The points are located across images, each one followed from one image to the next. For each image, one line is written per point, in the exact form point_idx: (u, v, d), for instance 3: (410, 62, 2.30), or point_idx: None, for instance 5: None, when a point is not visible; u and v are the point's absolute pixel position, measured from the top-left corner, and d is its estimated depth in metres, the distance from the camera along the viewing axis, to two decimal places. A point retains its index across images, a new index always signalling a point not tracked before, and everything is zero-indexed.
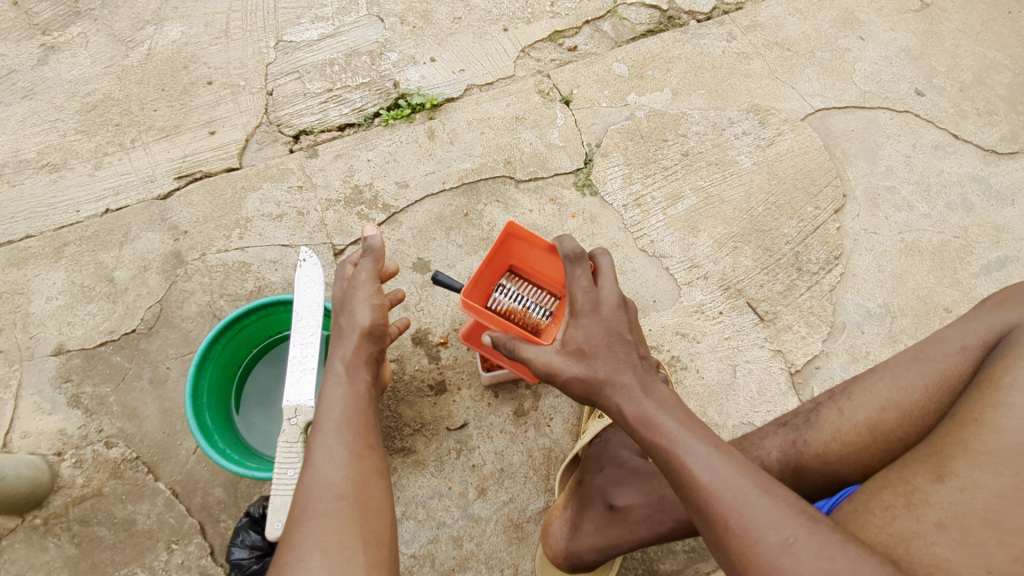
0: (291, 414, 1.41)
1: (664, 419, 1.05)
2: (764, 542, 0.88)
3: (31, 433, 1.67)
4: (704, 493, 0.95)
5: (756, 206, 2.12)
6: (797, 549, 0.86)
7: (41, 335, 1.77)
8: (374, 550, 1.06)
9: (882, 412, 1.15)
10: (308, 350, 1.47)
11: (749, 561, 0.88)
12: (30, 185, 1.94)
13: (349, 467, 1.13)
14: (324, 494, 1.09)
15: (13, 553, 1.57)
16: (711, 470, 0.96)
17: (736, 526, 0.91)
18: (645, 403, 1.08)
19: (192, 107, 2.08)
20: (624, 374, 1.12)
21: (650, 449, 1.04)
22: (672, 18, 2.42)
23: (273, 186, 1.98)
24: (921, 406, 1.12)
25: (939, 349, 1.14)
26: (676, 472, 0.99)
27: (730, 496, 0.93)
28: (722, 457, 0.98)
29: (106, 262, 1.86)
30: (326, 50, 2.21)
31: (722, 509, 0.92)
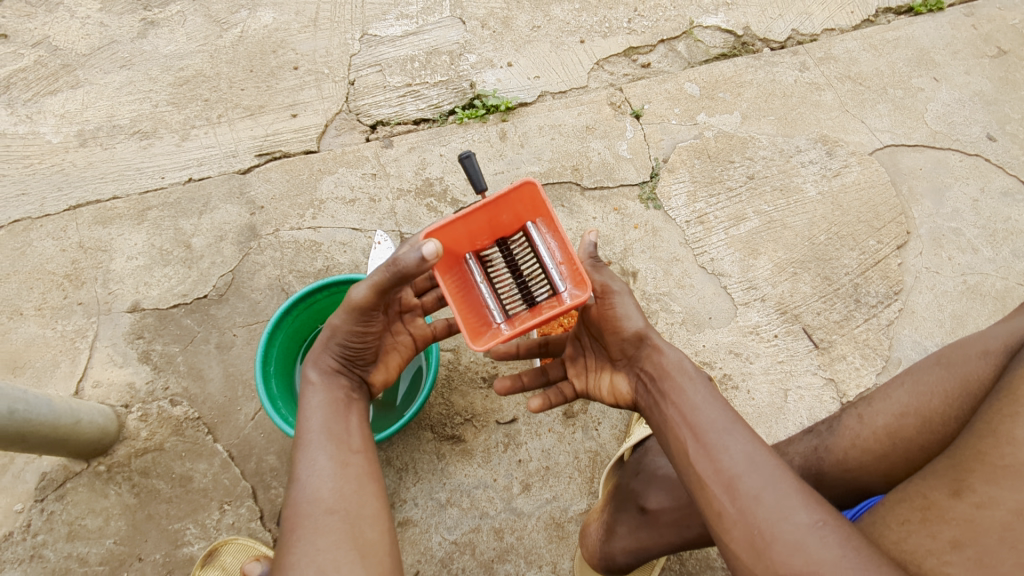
0: None
1: (707, 400, 1.12)
2: (789, 522, 0.93)
3: (102, 383, 1.74)
4: (737, 465, 1.01)
5: (818, 234, 2.13)
6: (823, 532, 0.91)
7: (118, 292, 1.85)
8: (373, 560, 1.08)
9: (901, 419, 1.17)
10: None
11: (772, 539, 0.92)
12: (121, 149, 2.03)
13: (337, 479, 1.14)
14: (313, 509, 1.10)
15: (75, 495, 1.63)
16: (748, 449, 1.02)
17: (768, 502, 0.95)
18: (692, 377, 1.16)
19: (277, 90, 2.16)
20: (670, 351, 1.21)
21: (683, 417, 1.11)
22: (747, 44, 2.45)
23: (349, 171, 2.05)
24: (943, 413, 1.12)
25: (961, 355, 1.15)
26: (709, 442, 1.05)
27: (764, 472, 0.99)
28: (758, 442, 1.04)
29: (184, 229, 1.93)
30: (408, 46, 2.28)
31: (754, 484, 0.98)
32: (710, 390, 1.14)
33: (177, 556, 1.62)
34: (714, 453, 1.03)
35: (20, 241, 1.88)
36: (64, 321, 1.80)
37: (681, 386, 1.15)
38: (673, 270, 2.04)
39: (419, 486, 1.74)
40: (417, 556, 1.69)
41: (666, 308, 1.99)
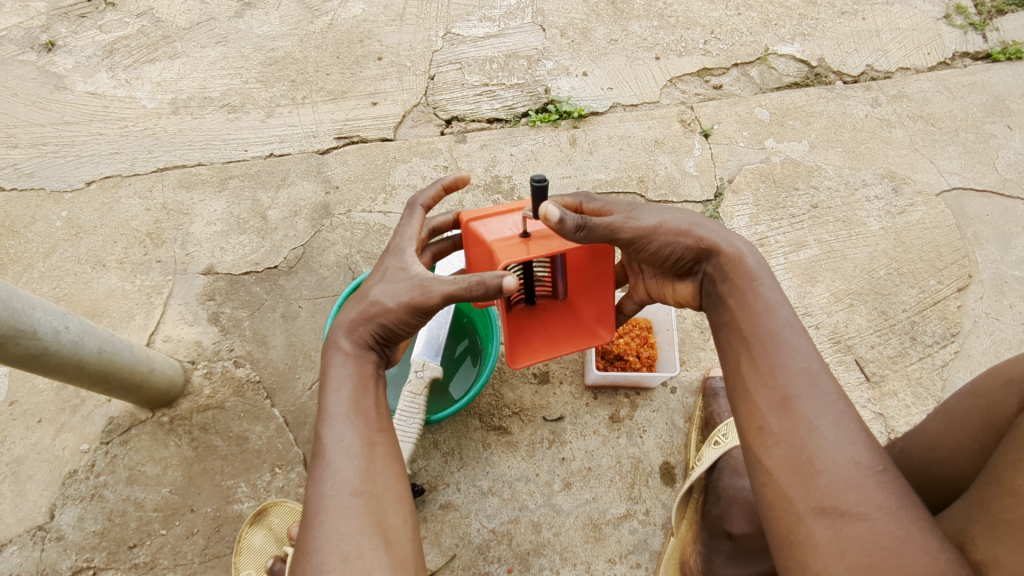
0: (419, 367, 1.59)
1: (777, 302, 1.06)
2: (843, 456, 0.89)
3: (172, 338, 1.81)
4: (796, 383, 0.96)
5: (878, 268, 2.12)
6: (880, 478, 0.87)
7: (195, 254, 1.92)
8: (398, 548, 0.97)
9: (932, 451, 1.16)
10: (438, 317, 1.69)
11: (821, 470, 0.88)
12: (210, 120, 2.12)
13: (363, 459, 1.02)
14: (338, 492, 0.98)
15: (138, 442, 1.69)
16: (811, 366, 0.97)
17: (825, 430, 0.91)
18: (763, 275, 1.09)
19: (361, 77, 2.24)
20: (732, 246, 1.14)
21: (745, 317, 1.06)
22: (820, 75, 2.47)
23: (422, 162, 2.11)
24: (970, 449, 1.09)
25: (990, 382, 1.07)
26: (771, 351, 1.00)
27: (825, 397, 0.94)
28: (822, 361, 0.99)
29: (262, 201, 2.01)
30: (488, 48, 2.35)
31: (811, 408, 0.93)
32: (780, 293, 1.07)
33: (226, 512, 1.64)
34: (773, 366, 0.98)
35: (109, 196, 1.98)
36: (143, 276, 1.88)
37: (750, 285, 1.08)
38: None
39: (463, 471, 1.76)
40: (455, 540, 1.68)
41: None
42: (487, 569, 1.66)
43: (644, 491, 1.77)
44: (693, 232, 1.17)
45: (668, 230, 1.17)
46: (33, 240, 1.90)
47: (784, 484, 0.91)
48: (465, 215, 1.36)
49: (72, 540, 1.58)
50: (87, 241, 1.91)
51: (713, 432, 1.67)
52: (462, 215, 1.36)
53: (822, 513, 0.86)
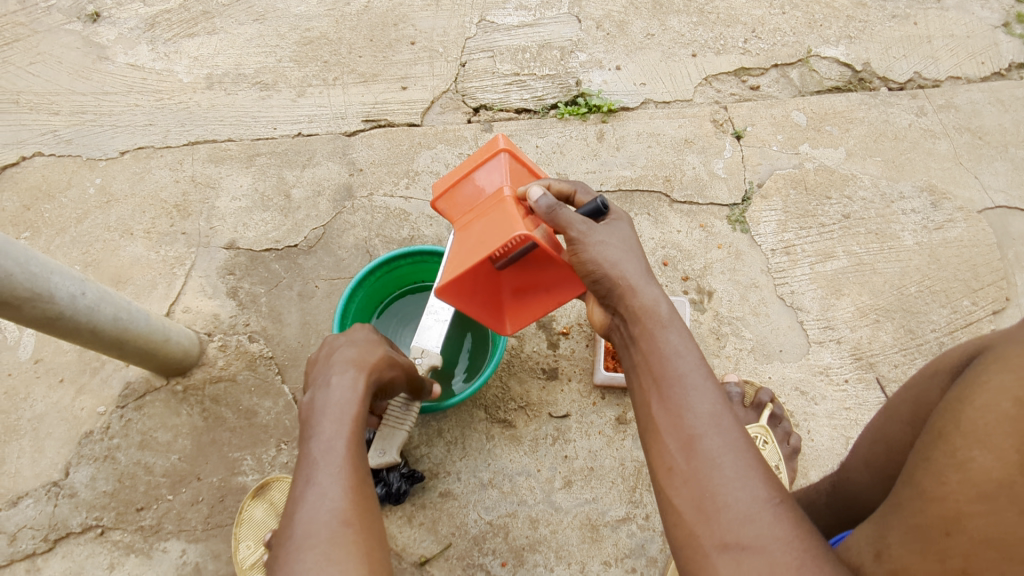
0: (417, 354, 1.53)
1: (684, 346, 0.99)
2: (741, 493, 0.83)
3: (191, 309, 1.85)
4: (700, 423, 0.89)
5: (909, 285, 2.04)
6: (776, 509, 0.82)
7: (219, 228, 1.96)
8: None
9: (874, 446, 1.23)
10: (444, 301, 1.59)
11: (717, 508, 0.83)
12: (242, 97, 2.15)
13: (357, 490, 0.94)
14: (331, 518, 0.89)
15: (151, 408, 1.73)
16: (715, 408, 0.90)
17: (726, 468, 0.85)
18: (673, 322, 1.03)
19: (392, 61, 2.25)
20: (649, 292, 1.08)
21: (651, 357, 0.99)
22: (864, 80, 2.38)
23: (446, 149, 2.11)
24: (902, 440, 1.14)
25: (921, 378, 1.11)
26: (673, 394, 0.93)
27: (726, 437, 0.88)
28: (726, 403, 0.91)
29: (287, 179, 2.03)
30: (522, 37, 2.34)
31: (714, 447, 0.87)
32: (687, 336, 1.00)
33: (232, 483, 1.68)
34: (678, 408, 0.91)
35: (141, 166, 2.03)
36: (167, 247, 1.93)
37: (657, 330, 1.01)
38: (750, 296, 1.99)
39: (464, 461, 1.76)
40: (451, 529, 1.69)
41: (737, 333, 1.95)
42: (481, 561, 1.67)
43: (644, 495, 1.75)
44: (618, 269, 1.12)
45: (598, 258, 1.14)
46: (66, 205, 1.96)
47: (690, 525, 0.85)
48: (502, 141, 1.37)
49: (84, 498, 1.64)
50: (117, 209, 1.96)
51: None
52: (500, 139, 1.36)
53: (725, 548, 0.81)
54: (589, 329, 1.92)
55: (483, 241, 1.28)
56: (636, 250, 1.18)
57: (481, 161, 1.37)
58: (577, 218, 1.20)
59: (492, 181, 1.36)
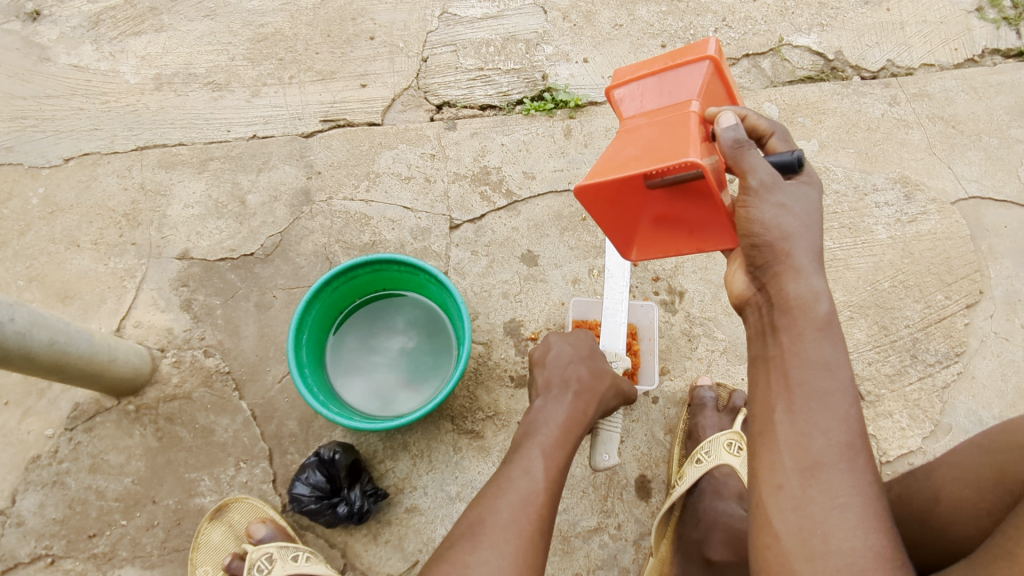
0: (614, 358, 1.59)
1: (836, 359, 0.92)
2: (855, 536, 0.82)
3: (142, 324, 1.77)
4: (830, 450, 0.87)
5: (882, 280, 2.01)
6: (887, 564, 0.80)
7: (171, 238, 1.88)
8: None
9: (934, 505, 1.11)
10: (620, 305, 1.66)
11: (831, 547, 0.82)
12: (193, 98, 2.06)
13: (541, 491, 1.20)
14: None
15: (102, 429, 1.66)
16: (852, 439, 0.88)
17: (845, 508, 0.84)
18: (832, 330, 0.94)
19: (351, 58, 2.16)
20: (810, 284, 0.97)
21: (791, 362, 0.94)
22: (836, 69, 2.34)
23: (409, 149, 2.04)
24: (977, 507, 1.05)
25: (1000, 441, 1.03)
26: (809, 409, 0.90)
27: (856, 473, 0.85)
28: (863, 434, 0.88)
29: (242, 184, 1.95)
30: (486, 30, 2.26)
31: (837, 481, 0.85)
32: (841, 347, 0.93)
33: (188, 505, 1.62)
34: (809, 426, 0.89)
35: (87, 174, 1.93)
36: (116, 259, 1.84)
37: (809, 334, 0.94)
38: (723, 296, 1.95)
39: (432, 475, 1.71)
40: (419, 545, 1.65)
41: (709, 334, 1.90)
42: None
43: (616, 504, 1.71)
44: (787, 246, 1.00)
45: (768, 223, 1.00)
46: (8, 217, 1.86)
47: (788, 555, 0.85)
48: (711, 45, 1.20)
49: (33, 526, 1.57)
50: (62, 220, 1.87)
51: (695, 449, 1.68)
52: (711, 44, 1.19)
53: None
54: None
55: (652, 148, 1.13)
56: (816, 224, 1.03)
57: (682, 61, 1.21)
58: (763, 165, 1.04)
59: (685, 87, 1.20)
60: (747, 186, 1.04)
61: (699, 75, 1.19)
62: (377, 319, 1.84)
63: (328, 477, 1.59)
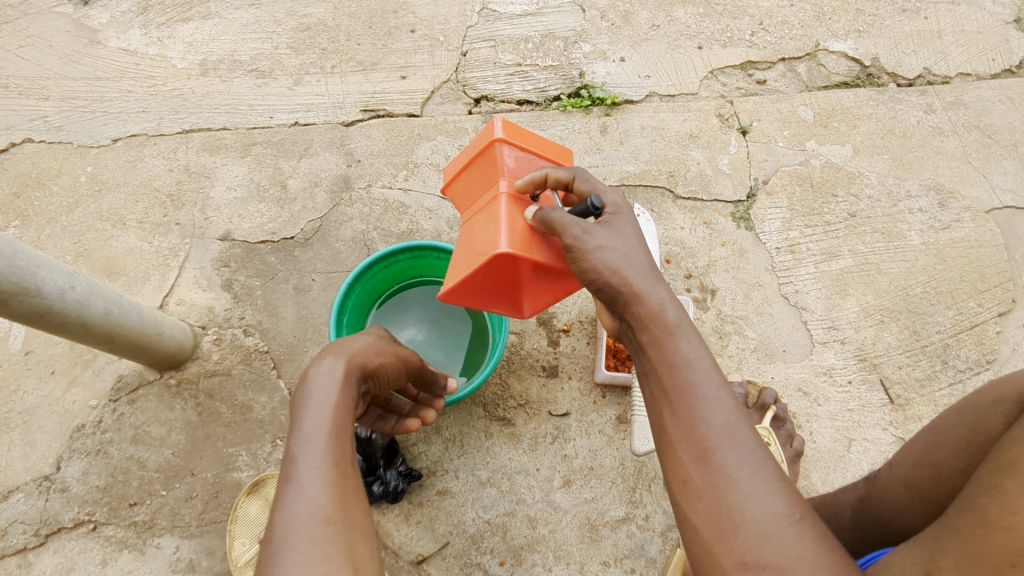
0: None
1: (695, 353, 0.97)
2: (763, 509, 0.84)
3: (185, 302, 1.81)
4: (714, 435, 0.89)
5: (914, 286, 2.01)
6: (798, 527, 0.82)
7: (214, 219, 1.92)
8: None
9: (917, 469, 1.25)
10: None
11: (740, 524, 0.83)
12: (238, 84, 2.11)
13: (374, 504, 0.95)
14: (308, 518, 0.85)
15: (144, 402, 1.71)
16: (728, 419, 0.90)
17: (742, 484, 0.85)
18: (687, 329, 0.99)
19: (392, 50, 2.20)
20: (655, 293, 1.03)
21: (661, 366, 0.97)
22: (872, 75, 2.35)
23: (447, 141, 2.08)
24: (953, 466, 1.16)
25: (976, 403, 1.15)
26: (688, 404, 0.92)
27: (743, 451, 0.87)
28: (740, 411, 0.91)
29: (283, 169, 1.99)
30: (525, 26, 2.29)
31: (730, 459, 0.87)
32: (697, 338, 0.99)
33: (226, 479, 1.66)
34: (691, 418, 0.91)
35: (134, 154, 1.98)
36: (161, 237, 1.89)
37: (666, 337, 0.98)
38: (754, 295, 1.97)
39: (463, 460, 1.74)
40: (449, 527, 1.67)
41: (740, 332, 1.92)
42: (479, 560, 1.65)
43: (644, 495, 1.73)
44: (621, 275, 1.06)
45: (599, 265, 1.08)
46: (57, 193, 1.91)
47: (708, 541, 0.85)
48: (498, 126, 1.25)
49: (76, 493, 1.62)
50: (109, 198, 1.92)
51: None
52: (496, 127, 1.25)
53: (745, 566, 0.81)
54: (590, 326, 1.89)
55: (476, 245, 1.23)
56: (638, 246, 1.11)
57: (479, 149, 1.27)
58: (571, 221, 1.12)
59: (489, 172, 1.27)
60: (570, 246, 1.11)
61: (495, 157, 1.25)
62: (399, 309, 1.87)
63: (364, 455, 1.62)
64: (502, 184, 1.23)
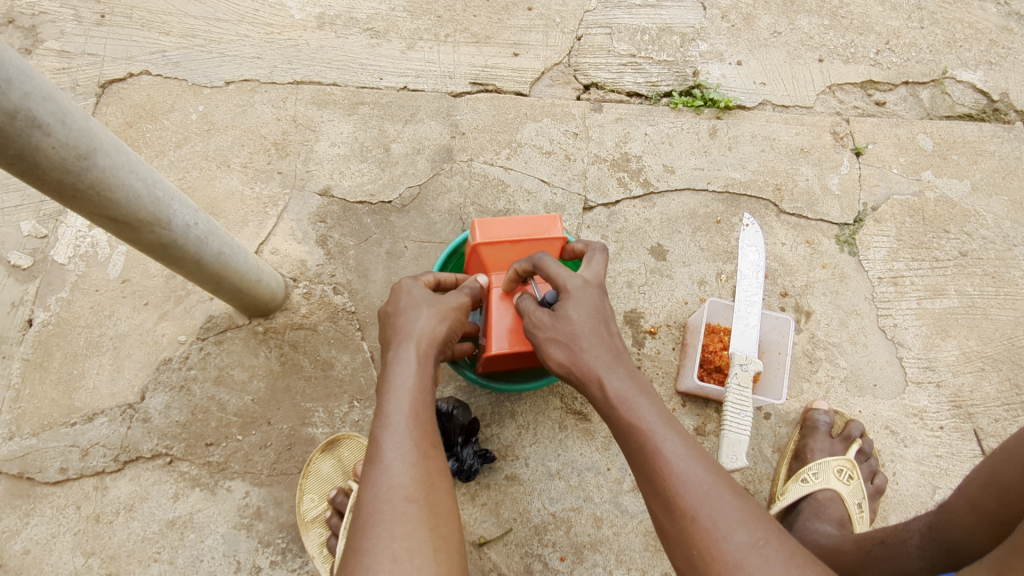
0: (742, 360, 1.54)
1: (641, 412, 1.12)
2: (731, 542, 0.94)
3: (279, 252, 1.82)
4: (673, 483, 1.01)
5: (1021, 337, 1.91)
6: (763, 551, 0.92)
7: (315, 173, 1.92)
8: (445, 559, 0.97)
9: (983, 490, 1.24)
10: (752, 308, 1.63)
11: (712, 561, 0.94)
12: (352, 42, 2.10)
13: (417, 467, 1.05)
14: (392, 496, 1.01)
15: (231, 345, 1.72)
16: (685, 466, 1.03)
17: (704, 522, 0.96)
18: (636, 397, 1.14)
19: (507, 25, 2.16)
20: (597, 364, 1.20)
21: (627, 428, 1.12)
22: (999, 111, 2.23)
23: (552, 124, 2.04)
24: (1021, 486, 1.16)
25: None
26: (651, 461, 1.05)
27: (699, 491, 0.99)
28: (694, 457, 1.04)
29: (388, 132, 1.98)
30: (643, 17, 2.24)
31: (692, 501, 0.99)
32: (646, 396, 1.14)
33: (301, 433, 1.66)
34: (652, 472, 1.04)
35: (245, 99, 1.99)
36: (262, 184, 1.89)
37: (616, 407, 1.14)
38: (850, 323, 1.89)
39: (535, 448, 1.71)
40: (514, 514, 1.65)
41: (831, 360, 1.85)
42: (540, 551, 1.62)
43: None
44: (575, 356, 1.22)
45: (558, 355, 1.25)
46: (167, 127, 1.93)
47: None
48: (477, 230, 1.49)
49: (157, 424, 1.64)
50: (216, 138, 1.93)
51: (801, 469, 1.66)
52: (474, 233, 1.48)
53: None
54: (677, 332, 1.83)
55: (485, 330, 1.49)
56: (586, 314, 1.25)
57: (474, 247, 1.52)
58: (533, 313, 1.31)
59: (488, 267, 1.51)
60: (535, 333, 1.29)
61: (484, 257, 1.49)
62: None
63: (442, 431, 1.63)
64: (493, 289, 1.48)
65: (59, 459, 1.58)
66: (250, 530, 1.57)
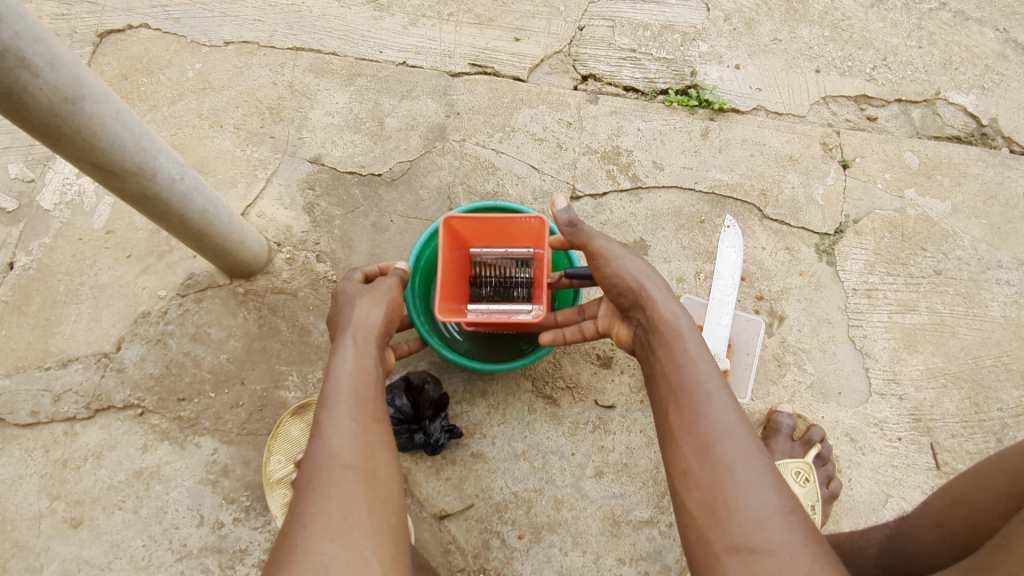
0: None
1: (699, 357, 1.20)
2: (758, 499, 1.01)
3: (265, 216, 1.83)
4: (714, 432, 1.09)
5: (985, 357, 1.96)
6: (788, 516, 1.00)
7: (307, 140, 1.93)
8: (380, 518, 1.02)
9: (951, 507, 1.29)
10: None
11: (735, 508, 1.01)
12: (354, 12, 2.09)
13: (356, 438, 1.08)
14: (328, 464, 1.04)
15: (210, 303, 1.73)
16: (730, 420, 1.10)
17: (739, 474, 1.04)
18: (692, 340, 1.23)
19: (511, 9, 2.16)
20: (669, 306, 1.27)
21: (677, 369, 1.19)
22: (986, 136, 2.26)
23: (547, 112, 2.05)
24: (991, 509, 1.20)
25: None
26: (700, 403, 1.13)
27: (740, 446, 1.07)
28: (740, 414, 1.12)
29: (383, 106, 1.99)
30: (646, 13, 2.25)
31: (728, 453, 1.06)
32: (704, 349, 1.22)
33: (273, 395, 1.68)
34: (696, 416, 1.12)
35: (243, 60, 1.99)
36: (254, 147, 1.90)
37: (676, 341, 1.22)
38: (821, 331, 1.93)
39: (502, 428, 1.74)
40: (476, 490, 1.69)
41: (800, 365, 1.89)
42: (499, 528, 1.67)
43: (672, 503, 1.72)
44: (639, 282, 1.32)
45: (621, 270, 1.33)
46: (162, 83, 1.93)
47: (702, 528, 1.03)
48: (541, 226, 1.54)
49: (131, 375, 1.66)
50: (211, 98, 1.94)
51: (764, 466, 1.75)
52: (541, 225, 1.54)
53: (735, 549, 0.98)
54: None
55: None
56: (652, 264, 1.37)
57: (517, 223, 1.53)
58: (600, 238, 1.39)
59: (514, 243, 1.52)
60: (593, 253, 1.37)
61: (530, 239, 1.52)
62: None
63: (414, 403, 1.68)
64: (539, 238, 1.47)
65: (31, 402, 1.61)
66: (216, 486, 1.60)
